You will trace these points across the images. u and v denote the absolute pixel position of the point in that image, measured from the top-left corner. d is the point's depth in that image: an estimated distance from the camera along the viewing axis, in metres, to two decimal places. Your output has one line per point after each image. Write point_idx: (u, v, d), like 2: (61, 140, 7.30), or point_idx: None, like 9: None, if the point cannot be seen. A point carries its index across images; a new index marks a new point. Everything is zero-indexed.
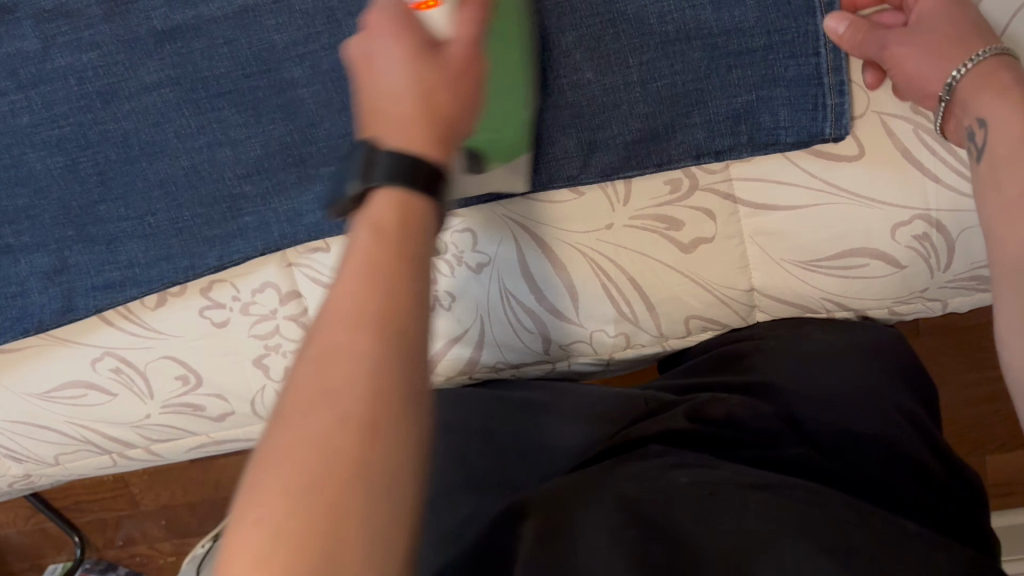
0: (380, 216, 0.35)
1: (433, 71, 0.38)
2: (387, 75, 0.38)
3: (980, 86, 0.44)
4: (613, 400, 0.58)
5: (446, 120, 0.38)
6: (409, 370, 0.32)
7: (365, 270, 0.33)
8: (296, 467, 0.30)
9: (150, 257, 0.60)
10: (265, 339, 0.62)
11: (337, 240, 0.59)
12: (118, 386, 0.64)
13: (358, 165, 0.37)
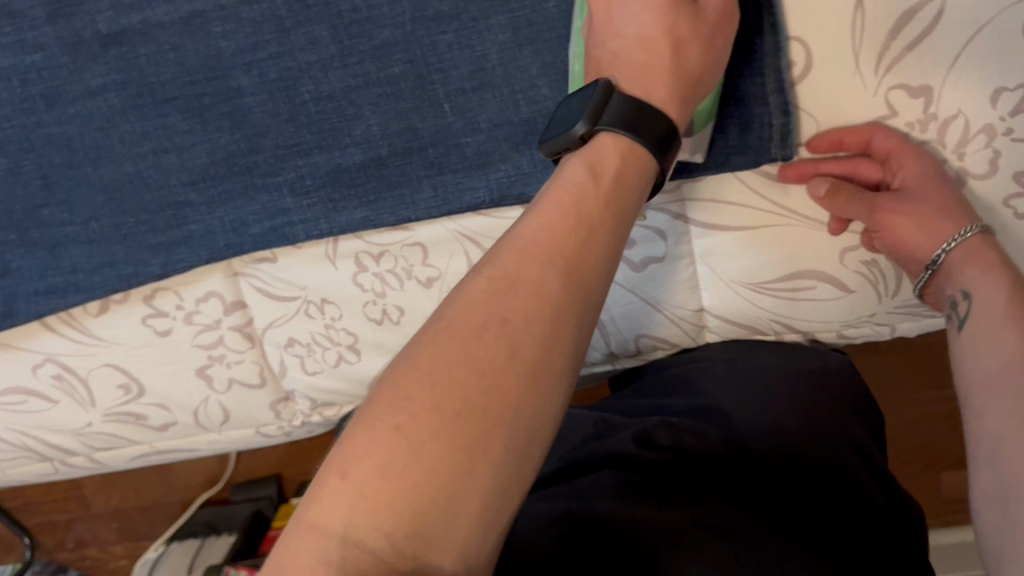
0: (598, 164, 0.37)
1: (691, 21, 0.42)
2: (633, 22, 0.42)
3: (966, 261, 0.48)
4: (566, 420, 0.58)
5: (689, 75, 0.42)
6: (580, 330, 0.33)
7: (566, 214, 0.34)
8: (457, 382, 0.30)
9: (93, 263, 0.59)
10: (210, 350, 0.61)
11: (284, 251, 0.58)
12: (60, 393, 0.63)
13: (588, 103, 0.39)
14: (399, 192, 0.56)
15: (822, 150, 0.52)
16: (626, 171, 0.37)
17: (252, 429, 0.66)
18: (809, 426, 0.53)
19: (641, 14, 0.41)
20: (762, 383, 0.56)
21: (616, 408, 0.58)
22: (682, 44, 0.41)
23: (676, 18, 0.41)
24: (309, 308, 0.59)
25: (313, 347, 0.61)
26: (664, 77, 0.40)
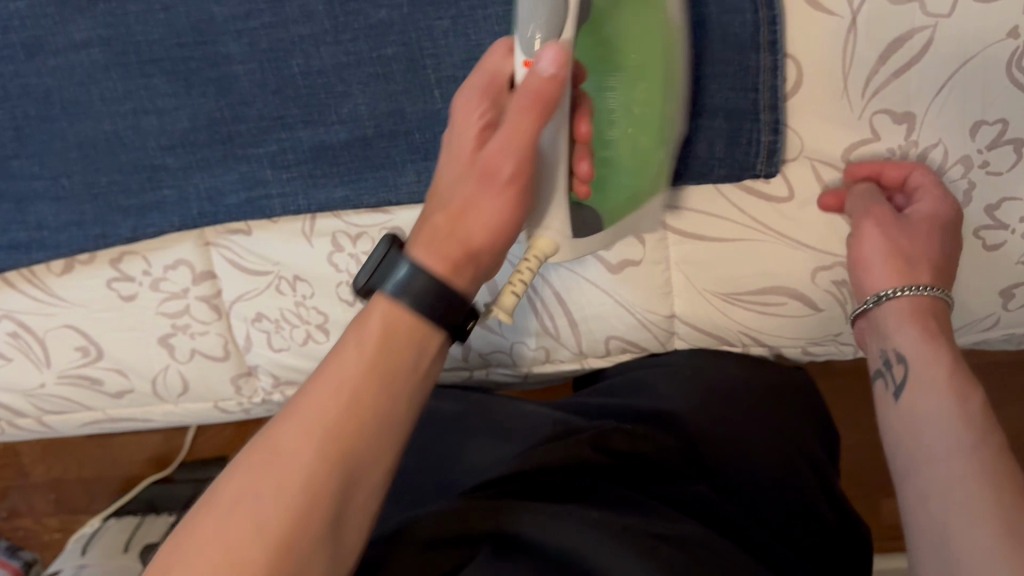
0: (367, 333, 0.39)
1: (481, 185, 0.43)
2: (448, 174, 0.45)
3: (907, 317, 0.47)
4: (527, 420, 0.58)
5: (472, 241, 0.42)
6: (346, 489, 0.36)
7: (336, 385, 0.38)
8: (226, 557, 0.33)
9: (60, 221, 0.58)
10: (175, 318, 0.60)
11: (259, 225, 0.58)
12: (15, 350, 0.62)
13: (371, 258, 0.43)
14: (382, 174, 0.56)
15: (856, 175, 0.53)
16: (408, 327, 0.40)
17: (210, 404, 0.65)
18: (764, 444, 0.54)
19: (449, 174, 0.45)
20: (724, 396, 0.56)
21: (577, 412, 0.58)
22: (461, 212, 0.43)
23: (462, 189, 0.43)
24: (280, 284, 0.59)
25: (281, 324, 0.60)
26: (441, 247, 0.42)
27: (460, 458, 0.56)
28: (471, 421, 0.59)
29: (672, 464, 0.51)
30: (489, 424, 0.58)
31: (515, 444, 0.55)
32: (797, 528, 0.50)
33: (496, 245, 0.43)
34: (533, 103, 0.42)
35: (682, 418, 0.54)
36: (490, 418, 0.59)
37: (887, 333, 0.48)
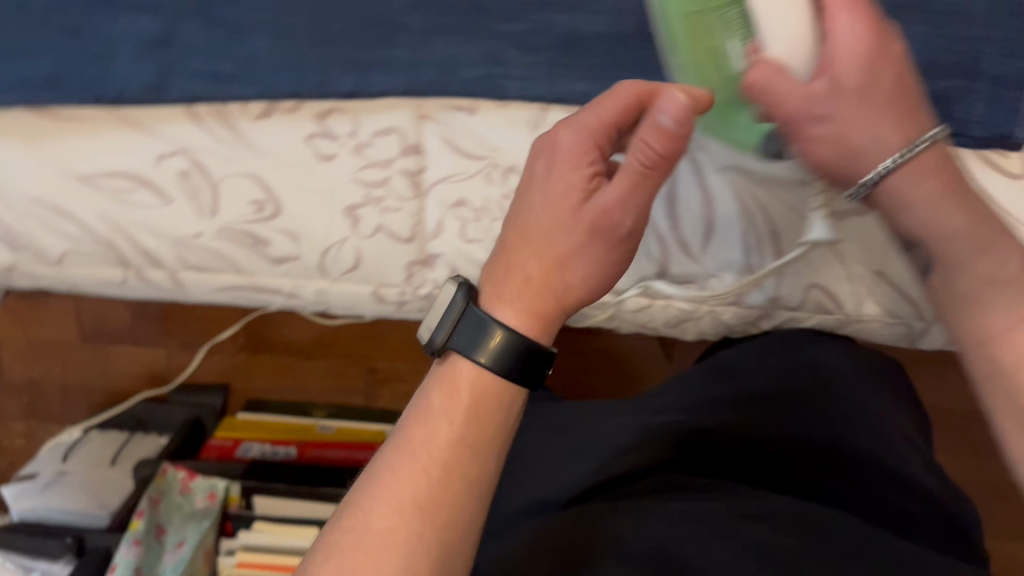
0: (454, 390, 0.40)
1: (571, 240, 0.40)
2: (538, 212, 0.41)
3: (924, 176, 0.43)
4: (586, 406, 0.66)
5: (561, 298, 0.41)
6: (442, 554, 0.37)
7: (424, 458, 0.38)
8: None
9: (274, 60, 0.54)
10: (370, 188, 0.57)
11: (488, 107, 0.55)
12: (179, 191, 0.57)
13: (446, 313, 0.41)
14: (631, 76, 0.53)
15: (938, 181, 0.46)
16: (497, 394, 0.40)
17: (369, 290, 0.61)
18: (831, 423, 0.56)
19: (544, 207, 0.41)
20: (782, 356, 0.61)
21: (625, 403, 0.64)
22: (557, 264, 0.40)
23: (547, 250, 0.40)
24: (490, 173, 0.56)
25: (483, 212, 0.57)
26: (519, 307, 0.40)
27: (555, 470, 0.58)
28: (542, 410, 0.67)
29: (711, 419, 0.56)
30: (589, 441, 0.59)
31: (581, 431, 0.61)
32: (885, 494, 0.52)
33: (592, 296, 0.42)
34: (665, 156, 0.38)
35: (709, 384, 0.61)
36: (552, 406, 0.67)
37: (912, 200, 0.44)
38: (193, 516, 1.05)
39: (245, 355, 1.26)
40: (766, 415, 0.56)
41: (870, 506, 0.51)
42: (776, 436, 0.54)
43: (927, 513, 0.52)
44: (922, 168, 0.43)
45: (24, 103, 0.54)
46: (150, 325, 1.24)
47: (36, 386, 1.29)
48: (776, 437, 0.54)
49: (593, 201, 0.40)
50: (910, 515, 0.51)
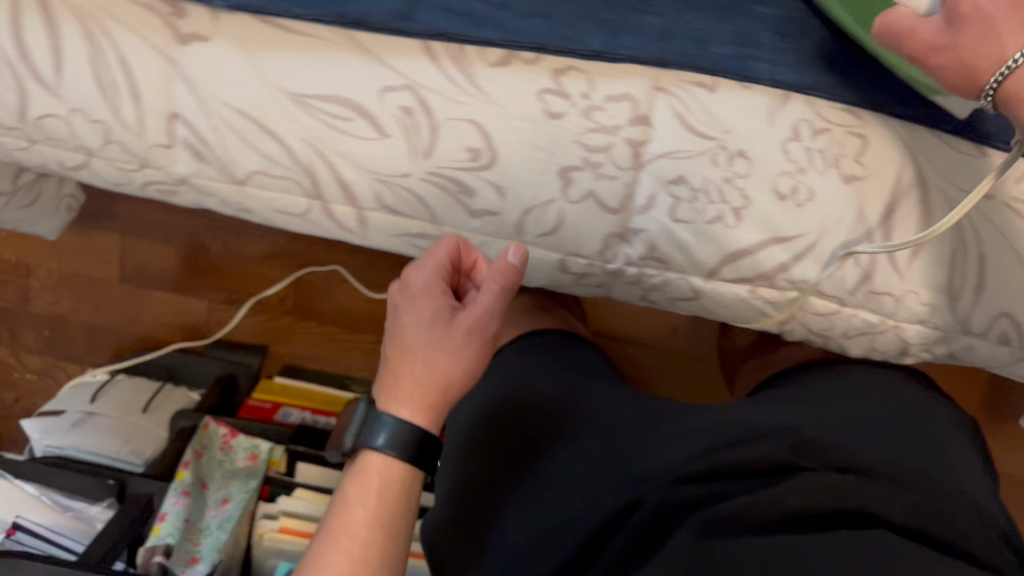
0: (371, 479, 0.51)
1: (442, 346, 0.52)
2: (413, 331, 0.53)
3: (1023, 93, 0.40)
4: (577, 376, 0.68)
5: (444, 400, 0.53)
6: None
7: (346, 550, 0.48)
8: None
9: (528, 8, 0.53)
10: (590, 152, 0.55)
11: (729, 88, 0.54)
12: (397, 127, 0.55)
13: (357, 419, 0.54)
14: (875, 78, 0.54)
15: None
16: (400, 475, 0.51)
17: (555, 258, 0.59)
18: (847, 438, 0.53)
19: (418, 325, 0.53)
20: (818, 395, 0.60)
21: (592, 388, 0.65)
22: (433, 370, 0.52)
23: (429, 352, 0.52)
24: (717, 155, 0.55)
25: (699, 195, 0.55)
26: (411, 403, 0.52)
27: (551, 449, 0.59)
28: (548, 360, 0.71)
29: (684, 439, 0.53)
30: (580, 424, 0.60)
31: (532, 404, 0.64)
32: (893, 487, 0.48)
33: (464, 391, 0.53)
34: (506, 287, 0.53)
35: (753, 399, 0.60)
36: (548, 365, 0.70)
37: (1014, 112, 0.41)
38: (233, 473, 1.01)
39: (293, 319, 1.22)
40: (773, 422, 0.53)
41: (866, 501, 0.46)
42: (757, 450, 0.50)
43: (915, 510, 0.46)
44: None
45: (258, 8, 0.52)
46: (201, 275, 1.20)
47: (64, 322, 1.23)
48: (780, 447, 0.50)
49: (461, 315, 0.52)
50: (894, 514, 0.46)
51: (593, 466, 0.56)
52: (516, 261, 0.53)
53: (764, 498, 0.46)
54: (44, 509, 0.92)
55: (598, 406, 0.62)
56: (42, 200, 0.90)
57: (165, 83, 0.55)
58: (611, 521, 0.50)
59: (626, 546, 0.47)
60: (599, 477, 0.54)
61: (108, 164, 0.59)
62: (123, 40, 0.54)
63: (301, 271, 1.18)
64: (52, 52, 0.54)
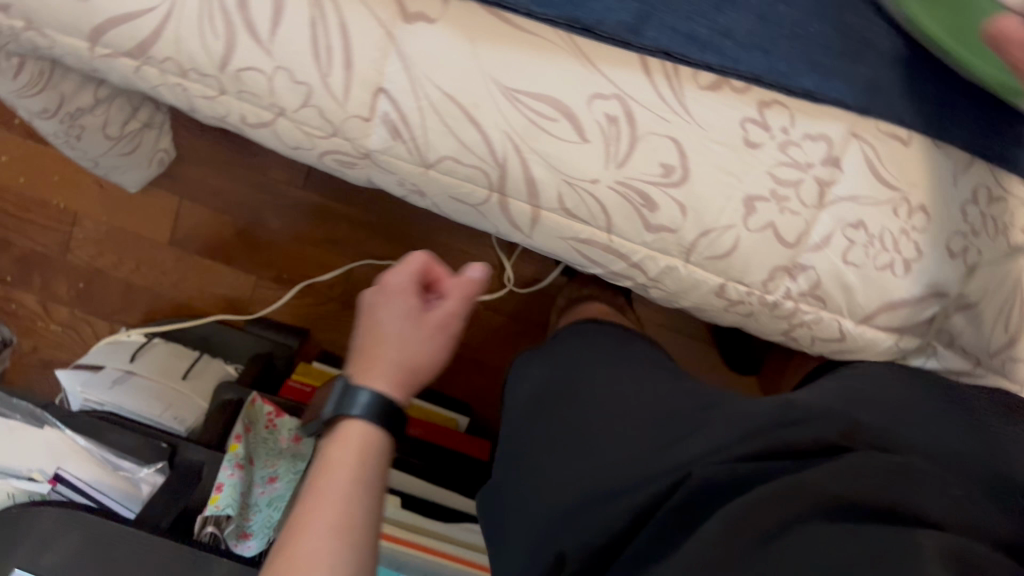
0: (353, 437, 0.53)
1: (408, 332, 0.59)
2: (393, 321, 0.59)
3: None
4: (627, 362, 0.69)
5: (407, 380, 0.58)
6: (357, 559, 0.47)
7: (324, 485, 0.50)
8: None
9: (750, 40, 0.55)
10: (780, 186, 0.57)
11: (919, 142, 0.57)
12: (599, 134, 0.56)
13: (335, 394, 0.56)
14: None
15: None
16: (374, 443, 0.54)
17: (716, 282, 0.61)
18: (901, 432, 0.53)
19: (390, 316, 0.59)
20: (873, 379, 0.60)
21: (636, 372, 0.67)
22: (393, 345, 0.58)
23: (386, 325, 0.59)
24: (900, 206, 0.57)
25: (874, 241, 0.57)
26: (382, 373, 0.57)
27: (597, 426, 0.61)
28: (597, 349, 0.72)
29: (738, 420, 0.55)
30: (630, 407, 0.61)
31: (579, 391, 0.65)
32: (938, 478, 0.48)
33: (423, 379, 0.60)
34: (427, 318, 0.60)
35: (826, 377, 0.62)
36: (600, 351, 0.71)
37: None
38: (278, 453, 1.00)
39: (338, 307, 1.20)
40: (834, 410, 0.54)
41: (912, 494, 0.45)
42: (813, 434, 0.51)
43: (966, 507, 0.46)
44: None
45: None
46: (255, 250, 1.19)
47: (101, 277, 1.20)
48: (835, 433, 0.52)
49: (433, 308, 0.61)
50: (952, 516, 0.45)
51: (638, 449, 0.57)
52: (479, 278, 0.64)
53: (806, 482, 0.46)
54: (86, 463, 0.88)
55: (645, 392, 0.63)
56: (143, 148, 0.89)
57: (380, 56, 0.55)
58: (660, 496, 0.51)
59: (666, 518, 0.49)
60: (645, 460, 0.55)
61: (296, 127, 0.59)
62: (348, 7, 0.55)
63: (357, 262, 1.17)
64: (274, 8, 0.54)
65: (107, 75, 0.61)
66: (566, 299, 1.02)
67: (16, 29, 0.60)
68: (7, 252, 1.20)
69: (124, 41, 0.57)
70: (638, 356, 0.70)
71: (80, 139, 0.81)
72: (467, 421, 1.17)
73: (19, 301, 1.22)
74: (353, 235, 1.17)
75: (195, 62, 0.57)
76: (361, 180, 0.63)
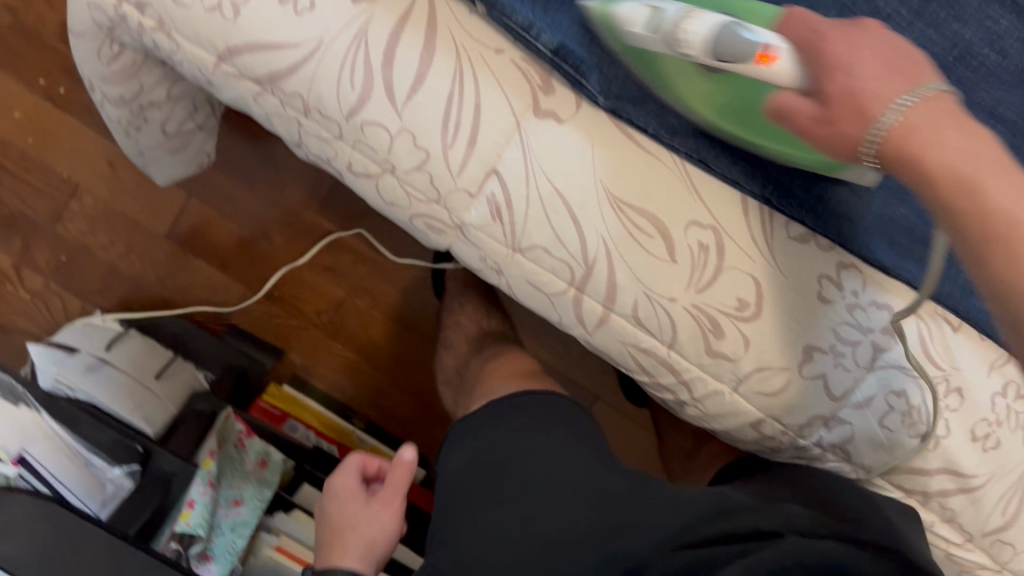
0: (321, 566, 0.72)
1: (353, 497, 0.78)
2: (341, 505, 0.77)
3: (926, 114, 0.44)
4: (558, 433, 0.74)
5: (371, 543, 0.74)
6: None
7: None
8: None
9: (842, 208, 0.60)
10: (840, 342, 0.60)
11: (967, 334, 0.62)
12: (686, 259, 0.59)
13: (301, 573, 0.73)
14: None
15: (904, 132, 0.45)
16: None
17: (756, 417, 0.64)
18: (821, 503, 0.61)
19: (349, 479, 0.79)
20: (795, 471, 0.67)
21: (546, 433, 0.74)
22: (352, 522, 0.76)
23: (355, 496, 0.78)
24: (940, 385, 0.61)
25: (911, 412, 0.62)
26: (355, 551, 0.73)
27: (519, 465, 0.70)
28: (523, 413, 0.77)
29: (688, 511, 0.60)
30: (544, 455, 0.70)
31: (506, 458, 0.71)
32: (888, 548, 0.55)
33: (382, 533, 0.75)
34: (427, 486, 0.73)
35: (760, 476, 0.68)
36: (517, 407, 0.78)
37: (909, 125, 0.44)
38: (245, 473, 0.97)
39: (321, 335, 1.20)
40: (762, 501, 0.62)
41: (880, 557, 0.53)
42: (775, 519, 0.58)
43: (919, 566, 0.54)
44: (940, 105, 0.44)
45: (630, 119, 0.59)
46: (252, 262, 1.19)
47: (86, 255, 1.17)
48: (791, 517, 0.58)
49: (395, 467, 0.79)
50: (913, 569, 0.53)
51: (575, 500, 0.65)
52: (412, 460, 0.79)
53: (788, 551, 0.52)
54: (53, 450, 0.83)
55: (559, 452, 0.71)
56: (192, 148, 0.88)
57: (503, 141, 0.58)
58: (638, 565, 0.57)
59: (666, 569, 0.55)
60: (591, 511, 0.63)
61: (400, 185, 0.61)
62: (488, 91, 0.57)
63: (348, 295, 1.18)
64: (418, 73, 0.57)
65: (219, 92, 0.61)
66: (473, 330, 1.00)
67: (145, 28, 0.59)
68: None
69: (257, 67, 0.57)
70: (550, 415, 0.77)
71: (138, 131, 0.79)
72: (423, 474, 1.18)
73: None
74: (353, 266, 1.19)
75: (323, 104, 0.58)
76: (440, 244, 0.65)
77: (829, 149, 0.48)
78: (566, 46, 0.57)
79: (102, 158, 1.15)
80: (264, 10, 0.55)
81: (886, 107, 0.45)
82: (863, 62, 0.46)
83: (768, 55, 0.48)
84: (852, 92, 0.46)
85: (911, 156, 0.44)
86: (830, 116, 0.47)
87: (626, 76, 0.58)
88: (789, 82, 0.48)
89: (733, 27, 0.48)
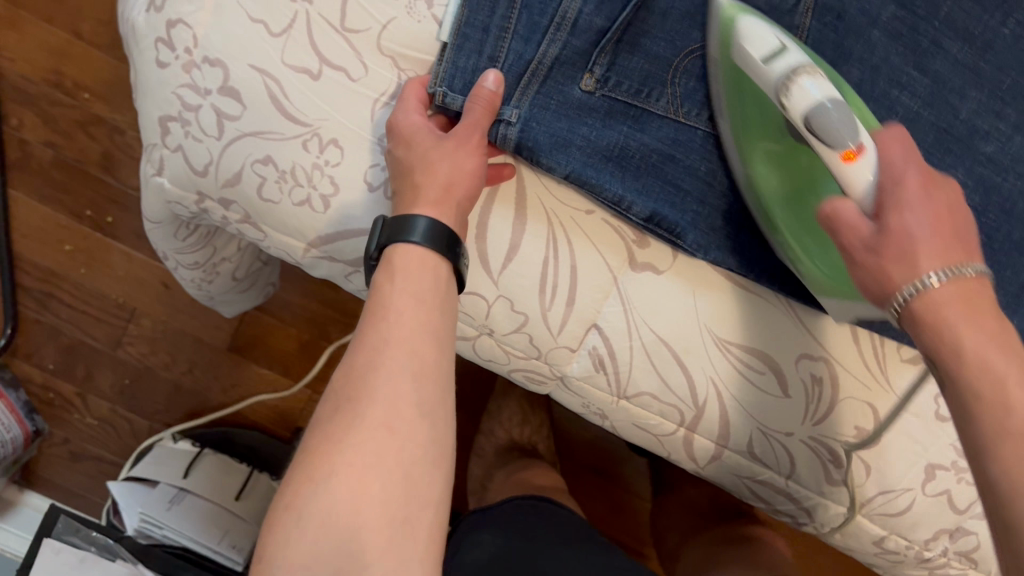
0: (408, 264, 0.50)
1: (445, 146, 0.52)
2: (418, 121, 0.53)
3: (959, 299, 0.41)
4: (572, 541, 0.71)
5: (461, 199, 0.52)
6: (427, 325, 0.49)
7: (422, 316, 0.49)
8: (411, 466, 0.45)
9: None
10: (961, 457, 0.59)
11: None
12: (801, 393, 0.58)
13: (380, 234, 0.51)
14: None
15: (951, 320, 0.41)
16: (437, 270, 0.51)
17: (879, 534, 0.62)
18: None
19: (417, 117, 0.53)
20: None
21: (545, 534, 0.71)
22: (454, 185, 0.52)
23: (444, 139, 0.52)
24: None
25: None
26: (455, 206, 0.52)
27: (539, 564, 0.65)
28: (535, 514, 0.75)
29: None
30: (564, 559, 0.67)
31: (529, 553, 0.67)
32: None
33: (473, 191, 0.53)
34: (489, 108, 0.53)
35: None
36: (519, 507, 0.76)
37: (935, 318, 0.41)
38: None
39: None
40: None
41: None
42: None
43: None
44: (974, 294, 0.41)
45: (730, 267, 0.57)
46: (315, 363, 1.16)
47: (149, 375, 1.16)
48: None
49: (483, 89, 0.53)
50: None
51: None
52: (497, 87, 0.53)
53: None
54: None
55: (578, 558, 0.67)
56: (257, 285, 0.88)
57: (601, 296, 0.57)
58: None
59: None
60: None
61: (498, 345, 0.60)
62: (582, 251, 0.57)
63: None
64: (511, 245, 0.57)
65: (308, 268, 0.60)
66: (505, 441, 0.96)
67: (229, 219, 0.58)
68: (54, 341, 1.15)
69: (348, 251, 0.57)
70: (559, 521, 0.75)
71: (211, 281, 0.79)
72: None
73: (56, 388, 1.16)
74: None
75: None
76: (539, 390, 0.64)
77: (864, 281, 0.45)
78: (659, 212, 0.56)
79: (156, 279, 1.14)
80: (354, 200, 0.55)
81: (925, 272, 0.42)
82: (929, 216, 0.43)
83: (856, 151, 0.44)
84: (910, 239, 0.42)
85: (941, 331, 0.41)
86: (880, 247, 0.43)
87: (722, 224, 0.57)
88: (856, 193, 0.45)
89: (841, 112, 0.45)
